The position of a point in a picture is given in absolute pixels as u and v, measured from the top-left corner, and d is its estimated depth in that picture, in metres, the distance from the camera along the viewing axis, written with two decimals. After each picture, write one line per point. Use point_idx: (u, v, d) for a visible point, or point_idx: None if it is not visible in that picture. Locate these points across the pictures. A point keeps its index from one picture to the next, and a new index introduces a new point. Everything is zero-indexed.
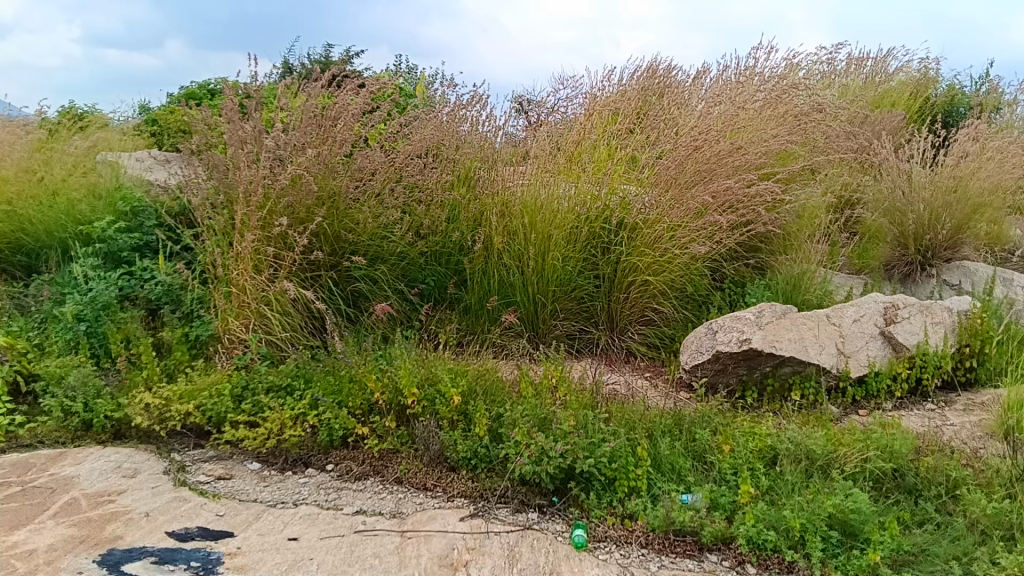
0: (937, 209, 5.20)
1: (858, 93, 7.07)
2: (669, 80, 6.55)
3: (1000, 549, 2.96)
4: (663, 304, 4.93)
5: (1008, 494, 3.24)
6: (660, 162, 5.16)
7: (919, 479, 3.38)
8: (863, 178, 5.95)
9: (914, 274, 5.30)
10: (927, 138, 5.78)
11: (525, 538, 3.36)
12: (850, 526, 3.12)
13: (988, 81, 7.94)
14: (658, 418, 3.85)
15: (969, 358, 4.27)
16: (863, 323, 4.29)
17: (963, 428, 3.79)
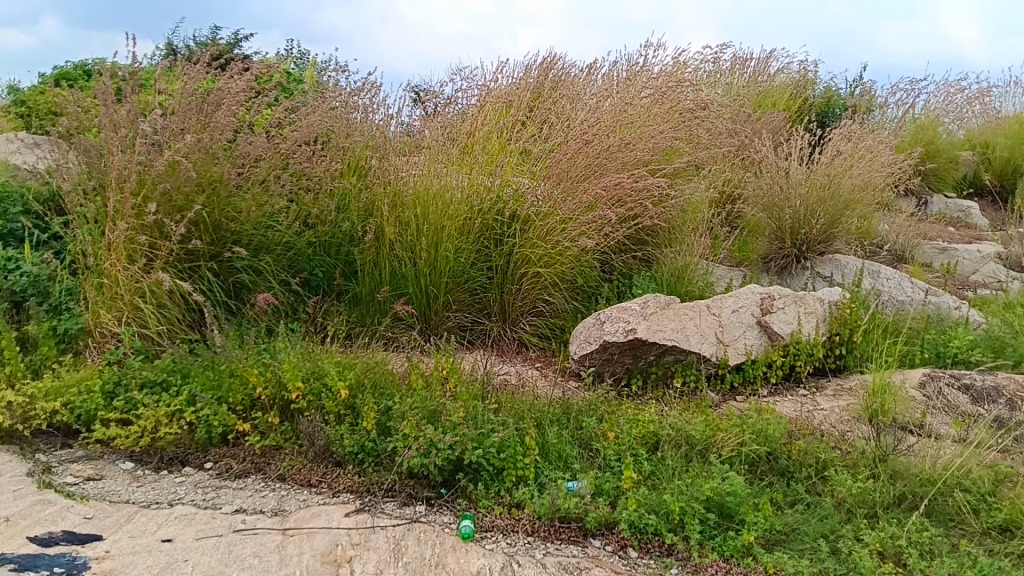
0: (811, 205, 5.44)
1: (742, 92, 7.33)
2: (562, 75, 6.61)
3: (863, 526, 3.12)
4: (554, 296, 4.96)
5: (871, 474, 3.40)
6: (553, 154, 5.18)
7: (791, 461, 3.52)
8: (744, 175, 6.17)
9: (791, 266, 5.53)
10: (804, 136, 6.03)
11: (411, 531, 3.32)
12: (726, 508, 3.22)
13: (861, 84, 8.37)
14: (546, 407, 3.87)
15: (838, 346, 4.47)
16: (741, 313, 4.44)
17: (833, 412, 3.97)
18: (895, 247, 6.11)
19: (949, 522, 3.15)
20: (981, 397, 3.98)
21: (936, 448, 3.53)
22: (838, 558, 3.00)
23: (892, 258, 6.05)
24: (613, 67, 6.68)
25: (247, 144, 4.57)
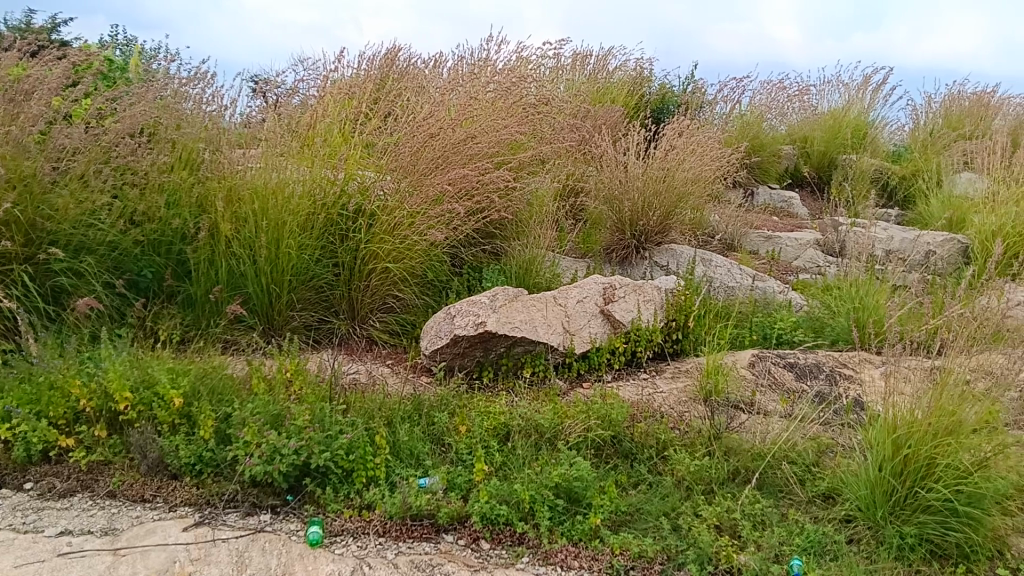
0: (649, 197, 5.66)
1: (582, 88, 7.53)
2: (406, 68, 6.54)
3: (701, 502, 3.27)
4: (403, 292, 4.88)
5: (708, 451, 3.56)
6: (397, 147, 5.08)
7: (634, 443, 3.64)
8: (586, 169, 6.34)
9: (631, 257, 5.71)
10: (642, 130, 6.24)
11: (255, 541, 3.17)
12: (574, 493, 3.29)
13: (692, 81, 8.80)
14: (397, 405, 3.81)
15: (676, 331, 4.66)
16: (585, 303, 4.57)
17: (672, 393, 4.14)
18: (725, 237, 6.47)
19: (778, 493, 3.32)
20: (804, 373, 4.22)
21: (765, 424, 3.74)
22: (679, 534, 3.12)
23: (723, 247, 6.41)
24: (458, 61, 6.68)
25: (63, 137, 4.20)
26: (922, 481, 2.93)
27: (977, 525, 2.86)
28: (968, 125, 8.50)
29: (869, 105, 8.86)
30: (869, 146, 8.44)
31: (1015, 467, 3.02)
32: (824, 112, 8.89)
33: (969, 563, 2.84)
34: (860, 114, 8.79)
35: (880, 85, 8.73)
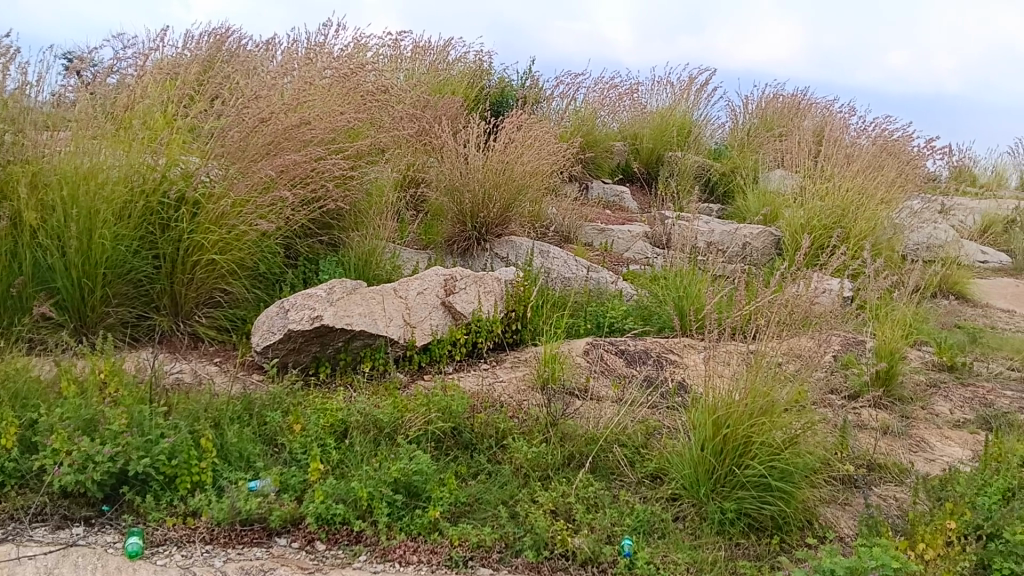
0: (488, 190, 5.67)
1: (422, 78, 7.47)
2: (235, 51, 6.21)
3: (538, 488, 3.31)
4: (232, 285, 4.62)
5: (544, 439, 3.61)
6: (223, 131, 4.81)
7: (474, 434, 3.64)
8: (426, 160, 6.29)
9: (472, 248, 5.71)
10: (481, 122, 6.25)
11: (66, 557, 2.90)
12: (413, 487, 3.25)
13: (530, 76, 8.95)
14: (225, 405, 3.62)
15: (515, 321, 4.69)
16: (426, 294, 4.51)
17: (512, 382, 4.15)
18: (561, 229, 6.63)
19: (610, 475, 3.43)
20: (635, 359, 4.39)
21: (597, 409, 3.84)
22: (517, 521, 3.15)
23: (559, 240, 6.56)
24: (291, 46, 6.42)
25: None
26: (740, 458, 3.10)
27: (789, 498, 3.04)
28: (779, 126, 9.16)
29: (694, 105, 9.36)
30: (693, 143, 8.90)
31: (821, 442, 3.25)
32: (653, 110, 9.29)
33: (782, 534, 3.03)
34: (685, 113, 9.26)
35: (702, 87, 9.24)
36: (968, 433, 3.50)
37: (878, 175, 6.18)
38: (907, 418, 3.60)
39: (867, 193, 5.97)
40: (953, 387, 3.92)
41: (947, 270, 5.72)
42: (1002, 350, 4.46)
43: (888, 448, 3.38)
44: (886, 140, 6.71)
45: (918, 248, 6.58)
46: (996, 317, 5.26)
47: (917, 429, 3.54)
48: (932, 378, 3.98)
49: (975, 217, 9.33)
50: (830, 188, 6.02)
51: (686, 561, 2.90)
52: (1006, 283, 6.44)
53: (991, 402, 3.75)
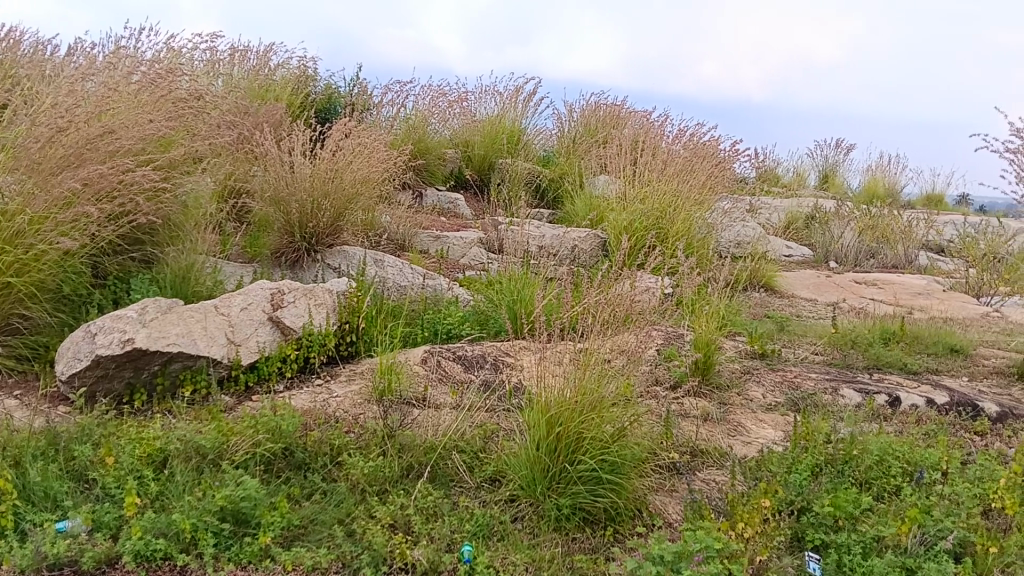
0: (317, 198, 5.50)
1: (240, 84, 7.18)
2: (27, 54, 5.72)
3: (375, 502, 3.14)
4: (31, 310, 4.19)
5: (382, 451, 3.42)
6: (16, 142, 4.40)
7: (307, 453, 3.44)
8: (248, 169, 6.03)
9: (302, 259, 5.52)
10: (305, 129, 6.06)
11: None
12: (241, 514, 3.03)
13: (358, 82, 8.82)
14: (26, 441, 3.31)
15: (349, 334, 4.54)
16: (251, 310, 4.31)
17: (347, 397, 4.00)
18: (394, 237, 6.57)
19: (450, 483, 3.30)
20: (471, 364, 4.34)
21: (436, 418, 3.69)
22: (354, 539, 2.98)
23: (393, 248, 6.51)
24: (93, 49, 5.99)
25: None
26: (573, 454, 3.09)
27: (620, 489, 3.07)
28: (604, 132, 9.50)
29: (522, 113, 9.51)
30: (523, 149, 9.08)
31: (647, 433, 3.32)
32: (482, 117, 9.37)
33: (615, 525, 3.03)
34: (514, 121, 9.40)
35: (529, 95, 9.44)
36: (779, 415, 3.72)
37: (692, 178, 6.54)
38: (724, 405, 3.80)
39: (683, 195, 6.31)
40: (765, 372, 4.19)
41: (756, 265, 6.12)
42: (806, 336, 4.82)
43: (708, 434, 3.52)
44: (699, 145, 7.11)
45: (730, 245, 7.17)
46: (800, 306, 5.69)
47: (734, 414, 3.72)
48: (745, 366, 4.24)
49: (779, 215, 10.12)
50: (650, 191, 6.31)
51: (525, 560, 2.81)
52: (805, 274, 7.04)
53: (797, 384, 4.01)
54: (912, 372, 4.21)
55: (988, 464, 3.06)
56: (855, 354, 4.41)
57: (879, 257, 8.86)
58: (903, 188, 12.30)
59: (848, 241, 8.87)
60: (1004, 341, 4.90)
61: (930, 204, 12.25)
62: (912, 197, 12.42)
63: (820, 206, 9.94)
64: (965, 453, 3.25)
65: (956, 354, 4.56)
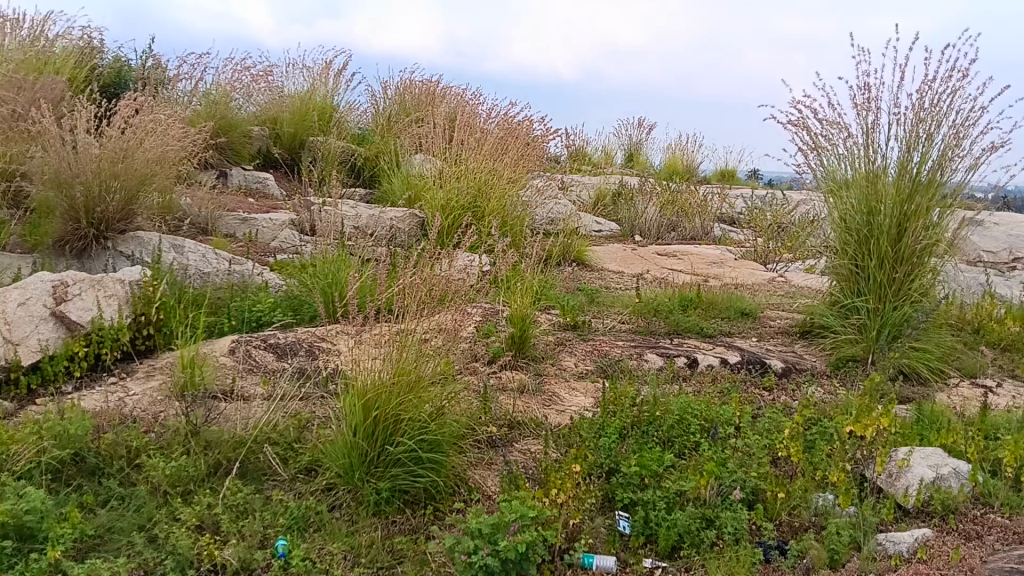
0: (105, 181, 5.06)
1: (11, 55, 6.49)
2: None
3: (180, 504, 2.94)
4: None
5: (185, 450, 3.21)
6: None
7: (101, 457, 3.17)
8: (24, 149, 5.46)
9: (90, 248, 5.11)
10: (89, 104, 5.56)
11: None
12: (26, 529, 2.72)
13: (151, 55, 8.24)
14: None
15: (147, 326, 4.18)
16: (30, 306, 3.94)
17: (146, 394, 3.72)
18: (196, 221, 6.22)
19: (262, 477, 3.15)
20: (284, 352, 4.14)
21: (245, 410, 3.51)
22: (156, 545, 2.77)
23: (195, 232, 6.16)
24: None
25: None
26: (391, 436, 2.96)
27: (439, 467, 2.99)
28: (418, 109, 9.41)
29: (332, 89, 9.27)
30: (335, 127, 8.84)
31: (466, 409, 3.27)
32: (290, 94, 9.05)
33: (436, 503, 2.96)
34: (325, 97, 9.14)
35: (339, 71, 9.19)
36: (589, 382, 3.86)
37: (504, 156, 6.64)
38: (540, 375, 3.90)
39: (496, 172, 6.40)
40: (577, 343, 4.34)
41: (567, 239, 6.34)
42: (614, 306, 5.05)
43: (524, 406, 3.57)
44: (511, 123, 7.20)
45: (542, 222, 7.36)
46: (608, 278, 5.94)
47: (549, 385, 3.82)
48: (559, 337, 4.38)
49: (589, 191, 10.53)
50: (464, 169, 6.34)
51: (343, 548, 2.72)
52: (613, 247, 7.35)
53: (606, 352, 4.19)
54: (708, 336, 4.51)
55: (775, 416, 3.28)
56: (659, 321, 4.68)
57: (679, 229, 9.45)
58: (700, 164, 13.16)
59: (651, 215, 9.39)
60: (786, 303, 5.36)
61: (723, 179, 13.19)
62: (708, 173, 13.33)
63: (626, 182, 10.46)
64: (755, 408, 3.51)
65: (745, 317, 4.94)
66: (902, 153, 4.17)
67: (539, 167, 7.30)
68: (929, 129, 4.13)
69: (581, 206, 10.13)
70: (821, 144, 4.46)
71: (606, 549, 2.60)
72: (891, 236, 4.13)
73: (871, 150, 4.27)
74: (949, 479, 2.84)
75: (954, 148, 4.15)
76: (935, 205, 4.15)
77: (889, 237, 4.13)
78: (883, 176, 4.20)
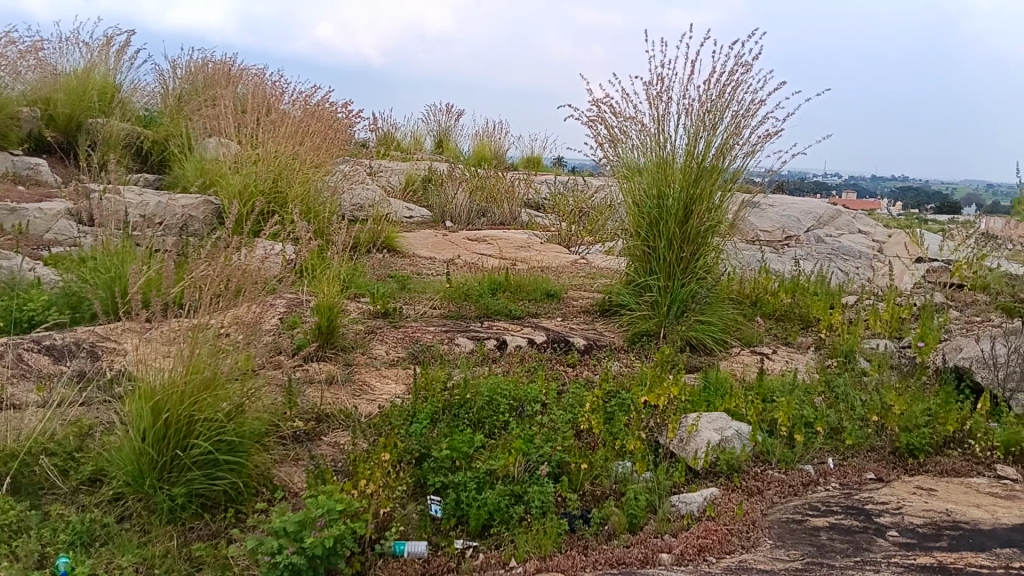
0: None
1: None
2: None
3: None
4: None
5: None
6: None
7: None
8: None
9: None
10: None
11: None
12: None
13: None
14: None
15: None
16: None
17: None
18: None
19: (38, 492, 2.87)
20: (62, 355, 3.80)
21: (16, 419, 3.18)
22: None
23: None
24: None
25: None
26: (185, 439, 2.79)
27: (240, 468, 2.85)
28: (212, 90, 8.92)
29: (114, 67, 8.57)
30: (118, 108, 8.20)
31: (269, 405, 3.14)
32: (64, 72, 8.28)
33: (238, 505, 2.81)
34: (105, 76, 8.45)
35: (121, 47, 8.51)
36: (401, 369, 3.84)
37: (306, 142, 6.44)
38: (349, 365, 3.83)
39: (298, 157, 6.20)
40: (387, 330, 4.30)
41: (376, 226, 6.27)
42: (425, 292, 5.05)
43: (333, 398, 3.49)
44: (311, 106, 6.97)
45: (349, 209, 7.23)
46: (419, 264, 5.93)
47: (358, 374, 3.76)
48: (368, 326, 4.33)
49: (399, 177, 10.49)
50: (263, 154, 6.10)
51: (134, 561, 2.54)
52: (423, 233, 7.36)
53: (417, 338, 4.19)
54: (516, 317, 4.63)
55: (578, 391, 3.41)
56: (469, 305, 4.73)
57: (488, 215, 9.62)
58: (507, 151, 13.45)
59: (460, 201, 9.50)
60: (588, 283, 5.60)
61: (530, 166, 13.59)
62: (515, 160, 13.65)
63: (436, 169, 10.52)
64: (560, 384, 3.65)
65: (551, 298, 5.12)
66: (688, 141, 4.47)
67: (342, 152, 7.14)
68: (712, 118, 4.45)
69: (391, 192, 10.06)
70: (617, 136, 4.75)
71: (417, 535, 2.59)
72: (679, 219, 4.41)
73: (661, 139, 4.55)
74: (732, 440, 3.08)
75: (734, 136, 4.49)
76: (717, 189, 4.48)
77: (677, 220, 4.41)
78: (672, 162, 4.48)
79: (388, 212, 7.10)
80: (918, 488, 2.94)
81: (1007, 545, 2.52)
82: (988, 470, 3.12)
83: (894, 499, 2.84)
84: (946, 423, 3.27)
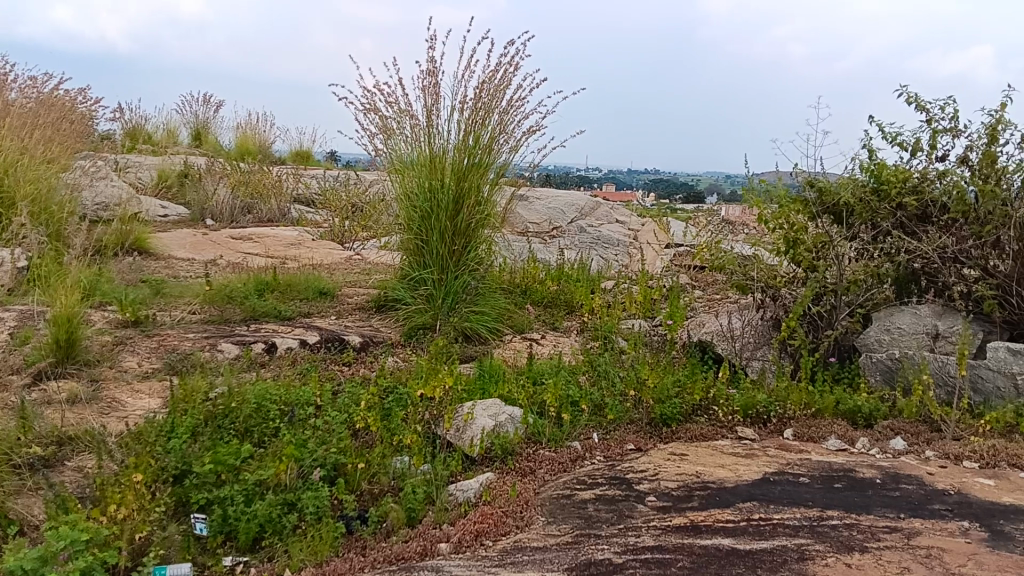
0: None
1: None
2: None
3: None
4: None
5: None
6: None
7: None
8: None
9: None
10: None
11: None
12: None
13: None
14: None
15: None
16: None
17: None
18: None
19: None
20: None
21: None
22: None
23: None
24: None
25: None
26: None
27: None
28: None
29: None
30: None
31: None
32: None
33: None
34: None
35: None
36: (156, 382, 3.55)
37: (34, 135, 5.80)
38: (96, 381, 3.49)
39: (27, 151, 5.56)
40: (139, 340, 3.98)
41: (123, 227, 5.77)
42: (183, 297, 4.73)
43: (77, 418, 3.15)
44: (42, 95, 6.30)
45: (91, 207, 6.59)
46: (176, 267, 5.55)
47: (107, 390, 3.43)
48: (117, 336, 3.98)
49: (152, 175, 9.76)
50: None
51: None
52: (181, 233, 6.88)
53: (174, 347, 3.91)
54: (286, 318, 4.46)
55: (354, 388, 3.35)
56: (233, 308, 4.49)
57: (254, 211, 9.21)
58: (273, 144, 12.95)
59: (222, 198, 9.01)
60: (362, 279, 5.53)
61: (299, 160, 13.18)
62: (283, 153, 13.17)
63: (194, 164, 9.89)
64: (335, 383, 3.57)
65: (324, 296, 4.99)
66: (459, 136, 4.53)
67: (79, 146, 6.50)
68: (483, 116, 4.53)
69: (143, 189, 9.32)
70: (390, 129, 4.71)
71: (179, 558, 2.41)
72: (449, 213, 4.46)
73: (430, 133, 4.56)
74: (506, 424, 3.17)
75: (500, 132, 4.62)
76: (485, 183, 4.58)
77: (448, 213, 4.46)
78: (442, 157, 4.51)
79: (139, 211, 6.57)
80: (672, 454, 3.19)
81: (748, 498, 2.80)
82: (731, 432, 3.45)
83: (651, 467, 3.06)
84: (693, 392, 3.58)
